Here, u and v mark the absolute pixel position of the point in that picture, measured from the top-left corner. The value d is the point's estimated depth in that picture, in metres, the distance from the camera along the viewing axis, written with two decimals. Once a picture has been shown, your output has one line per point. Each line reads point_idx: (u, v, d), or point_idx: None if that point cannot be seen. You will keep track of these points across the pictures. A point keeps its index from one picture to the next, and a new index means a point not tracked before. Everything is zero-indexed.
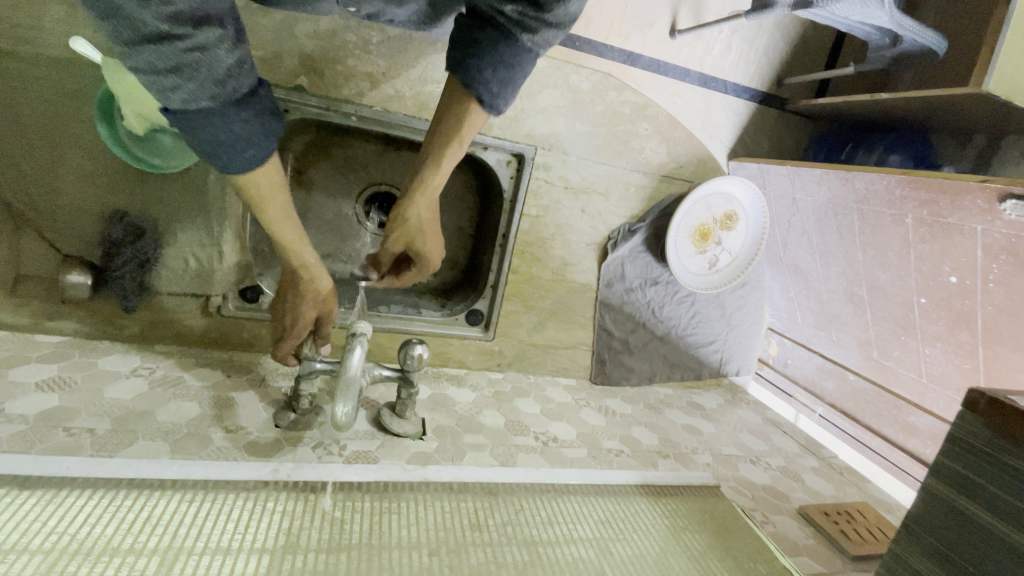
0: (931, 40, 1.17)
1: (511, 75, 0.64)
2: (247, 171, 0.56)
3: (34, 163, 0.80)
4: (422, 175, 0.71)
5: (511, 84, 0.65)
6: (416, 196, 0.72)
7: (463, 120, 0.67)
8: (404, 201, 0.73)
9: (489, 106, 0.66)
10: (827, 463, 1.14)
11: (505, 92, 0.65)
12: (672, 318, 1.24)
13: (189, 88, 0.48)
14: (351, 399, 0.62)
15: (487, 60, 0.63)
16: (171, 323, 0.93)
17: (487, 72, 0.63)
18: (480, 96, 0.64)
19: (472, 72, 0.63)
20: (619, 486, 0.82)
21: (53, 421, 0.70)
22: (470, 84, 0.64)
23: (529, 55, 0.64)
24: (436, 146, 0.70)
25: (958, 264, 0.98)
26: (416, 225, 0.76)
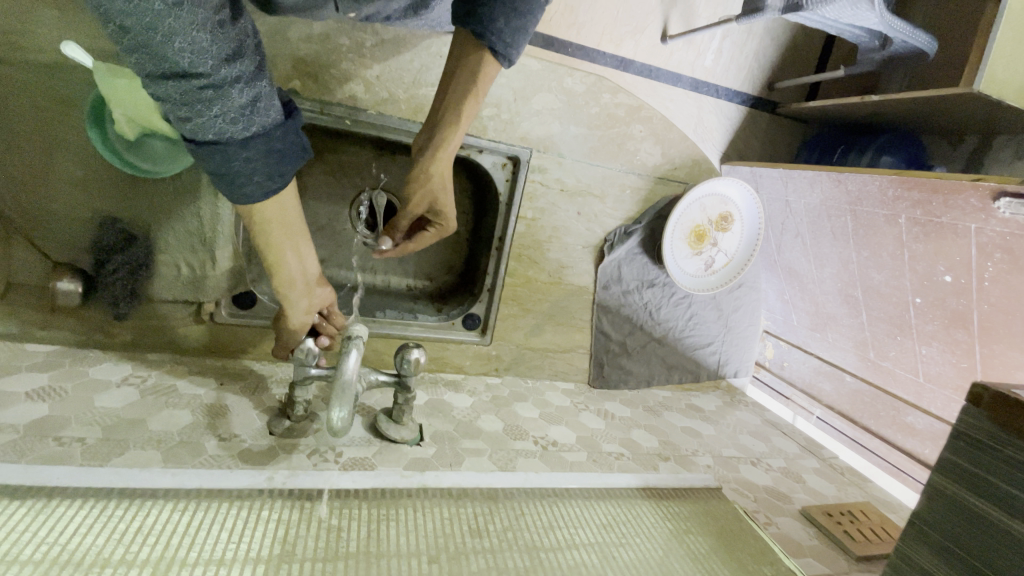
0: (920, 40, 1.18)
1: (523, 23, 0.67)
2: (260, 201, 0.56)
3: (23, 169, 0.79)
4: (442, 132, 0.75)
5: (522, 32, 0.68)
6: (437, 152, 0.75)
7: (479, 72, 0.72)
8: (424, 158, 0.76)
9: (502, 55, 0.70)
10: (828, 464, 1.13)
11: (517, 40, 0.68)
12: (670, 320, 1.23)
13: (201, 121, 0.48)
14: (347, 403, 0.62)
15: (499, 10, 0.66)
16: (164, 331, 0.91)
17: (499, 23, 0.67)
18: (494, 44, 0.68)
19: (485, 22, 0.67)
20: (620, 490, 0.81)
21: (42, 431, 0.69)
22: (485, 34, 0.67)
23: (541, 2, 0.67)
24: (452, 101, 0.74)
25: (953, 263, 0.99)
26: (438, 183, 0.78)
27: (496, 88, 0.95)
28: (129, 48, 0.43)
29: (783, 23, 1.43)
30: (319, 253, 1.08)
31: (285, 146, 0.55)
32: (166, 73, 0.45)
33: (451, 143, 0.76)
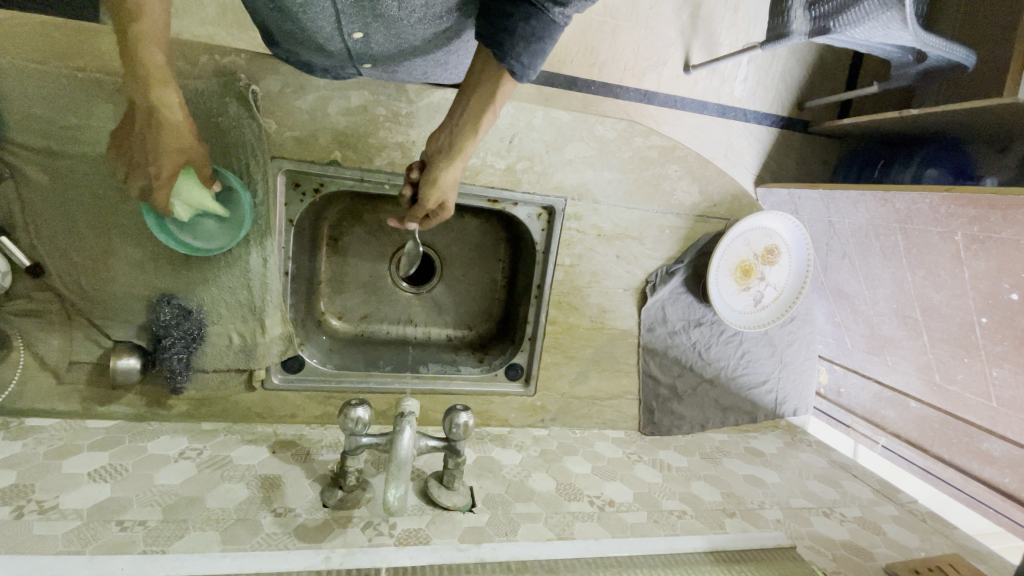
0: (957, 53, 1.11)
1: (543, 47, 0.62)
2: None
3: (84, 254, 0.82)
4: (461, 144, 0.69)
5: (543, 54, 0.62)
6: (454, 161, 0.71)
7: (502, 89, 0.67)
8: (442, 168, 0.71)
9: (520, 75, 0.64)
10: (907, 509, 1.05)
11: (535, 63, 0.62)
12: (720, 360, 1.18)
13: None
14: (403, 481, 0.61)
15: (519, 33, 0.60)
16: (217, 400, 0.93)
17: (518, 47, 0.61)
18: (511, 68, 0.62)
19: (502, 49, 0.61)
20: (687, 555, 0.78)
21: (106, 515, 0.70)
22: (502, 58, 0.62)
23: (559, 28, 0.62)
24: (467, 115, 0.68)
25: (1018, 280, 0.92)
26: (451, 187, 0.74)
27: (528, 141, 0.96)
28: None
29: (809, 44, 1.40)
30: (361, 309, 1.10)
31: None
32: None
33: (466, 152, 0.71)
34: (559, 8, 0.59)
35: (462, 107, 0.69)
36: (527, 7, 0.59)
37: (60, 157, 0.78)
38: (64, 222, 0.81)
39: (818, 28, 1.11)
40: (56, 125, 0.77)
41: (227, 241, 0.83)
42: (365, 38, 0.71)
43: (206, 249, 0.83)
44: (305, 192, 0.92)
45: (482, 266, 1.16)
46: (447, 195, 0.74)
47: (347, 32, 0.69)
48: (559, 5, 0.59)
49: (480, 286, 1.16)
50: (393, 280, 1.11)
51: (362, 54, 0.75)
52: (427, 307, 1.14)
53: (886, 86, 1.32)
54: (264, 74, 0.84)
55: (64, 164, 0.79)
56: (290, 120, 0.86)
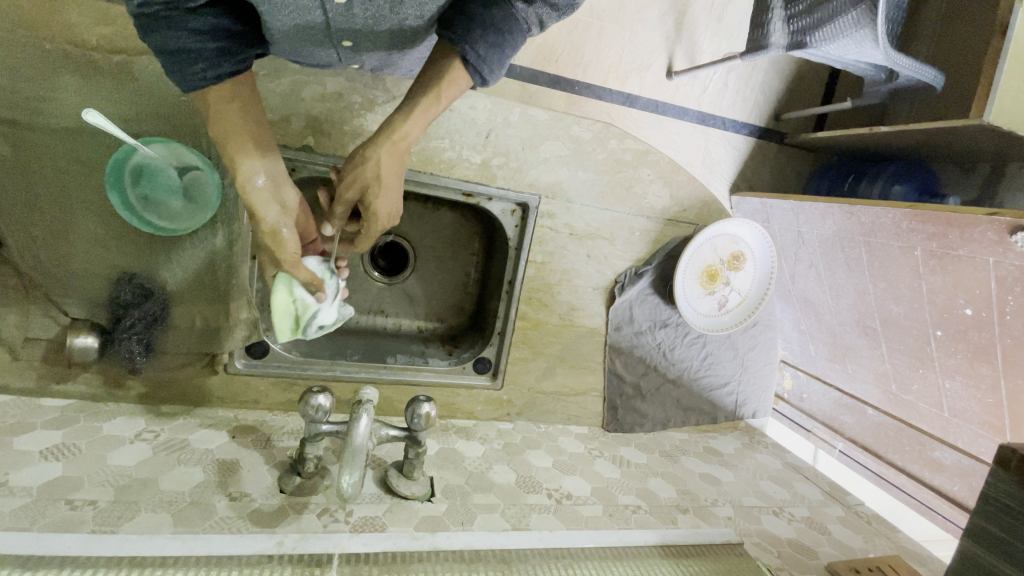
0: (925, 75, 1.15)
1: (501, 41, 0.63)
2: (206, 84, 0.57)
3: (44, 229, 0.80)
4: (394, 120, 0.64)
5: (501, 47, 0.63)
6: (380, 139, 0.63)
7: (451, 73, 0.64)
8: (366, 143, 0.64)
9: (474, 67, 0.64)
10: (854, 511, 1.09)
11: (491, 56, 0.63)
12: (684, 361, 1.21)
13: (164, 34, 0.53)
14: (357, 468, 0.61)
15: (479, 21, 0.62)
16: (178, 383, 0.92)
17: (476, 32, 0.61)
18: (466, 54, 0.62)
19: (461, 33, 0.62)
20: (638, 548, 0.80)
21: (55, 494, 0.69)
22: (458, 42, 0.62)
23: (519, 26, 0.64)
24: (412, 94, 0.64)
25: (972, 296, 0.96)
26: (372, 173, 0.64)
27: (504, 138, 0.97)
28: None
29: (787, 57, 1.44)
30: None
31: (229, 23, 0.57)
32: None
33: (398, 135, 0.64)
34: (522, 5, 0.63)
35: (409, 92, 0.65)
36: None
37: (19, 127, 0.76)
38: (24, 194, 0.79)
39: (795, 43, 1.14)
40: (17, 95, 0.75)
41: (193, 224, 0.84)
42: (354, 44, 0.72)
43: (171, 232, 0.82)
44: None
45: (455, 259, 1.16)
46: (364, 179, 0.64)
47: (338, 40, 0.70)
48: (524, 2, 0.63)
49: (453, 278, 1.17)
50: (365, 270, 1.11)
51: (351, 55, 0.76)
52: (398, 297, 1.14)
53: (859, 102, 1.36)
54: None
55: (24, 135, 0.76)
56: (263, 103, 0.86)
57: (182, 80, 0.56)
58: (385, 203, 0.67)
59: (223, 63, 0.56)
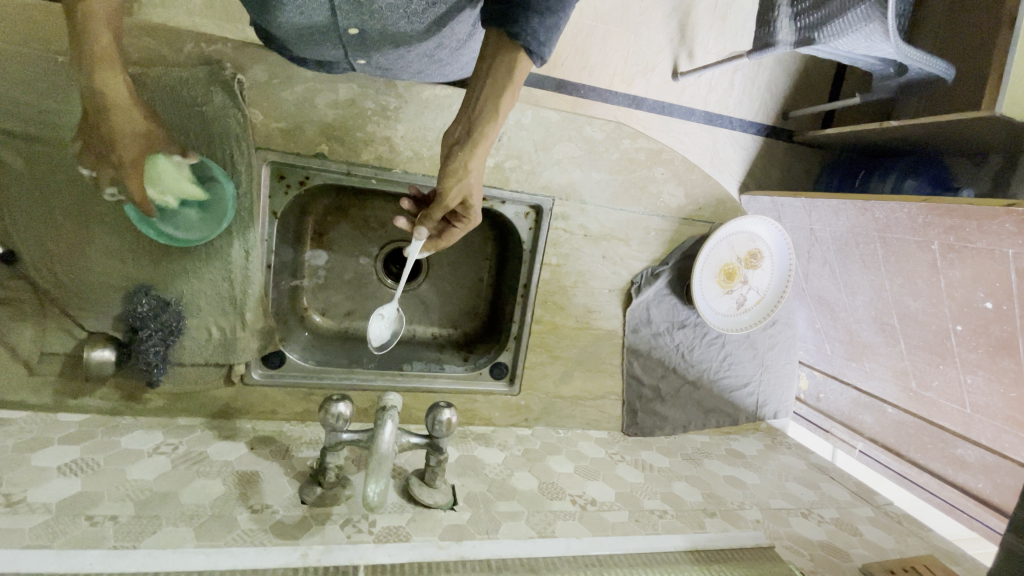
0: (937, 68, 1.13)
1: (557, 21, 0.62)
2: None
3: (59, 242, 0.80)
4: (484, 126, 0.66)
5: (557, 28, 0.62)
6: (479, 149, 0.67)
7: (518, 67, 0.65)
8: (465, 154, 0.67)
9: (538, 55, 0.63)
10: (883, 511, 1.07)
11: (552, 38, 0.62)
12: (703, 362, 1.19)
13: None
14: (383, 477, 0.59)
15: (533, 8, 0.60)
16: (195, 394, 0.91)
17: (534, 21, 0.60)
18: (529, 45, 0.61)
19: (519, 23, 0.60)
20: (668, 554, 0.78)
21: (75, 509, 0.68)
22: (519, 35, 0.60)
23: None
24: (488, 97, 0.65)
25: (992, 289, 0.94)
26: (476, 178, 0.70)
27: (517, 140, 0.96)
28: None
29: (794, 55, 1.43)
30: (346, 307, 1.10)
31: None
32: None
33: (488, 138, 0.68)
34: None
35: (480, 86, 0.65)
36: None
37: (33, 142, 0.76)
38: (42, 211, 0.79)
39: (803, 39, 1.14)
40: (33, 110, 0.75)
41: (208, 231, 0.83)
42: (360, 36, 0.72)
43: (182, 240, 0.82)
44: (289, 184, 0.91)
45: (469, 264, 1.15)
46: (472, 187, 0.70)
47: (343, 28, 0.69)
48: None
49: (466, 284, 1.16)
50: (379, 277, 1.11)
51: (358, 51, 0.75)
52: (412, 304, 1.13)
53: (868, 98, 1.35)
54: (251, 64, 0.83)
55: (38, 150, 0.76)
56: (276, 112, 0.85)
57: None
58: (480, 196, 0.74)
59: None
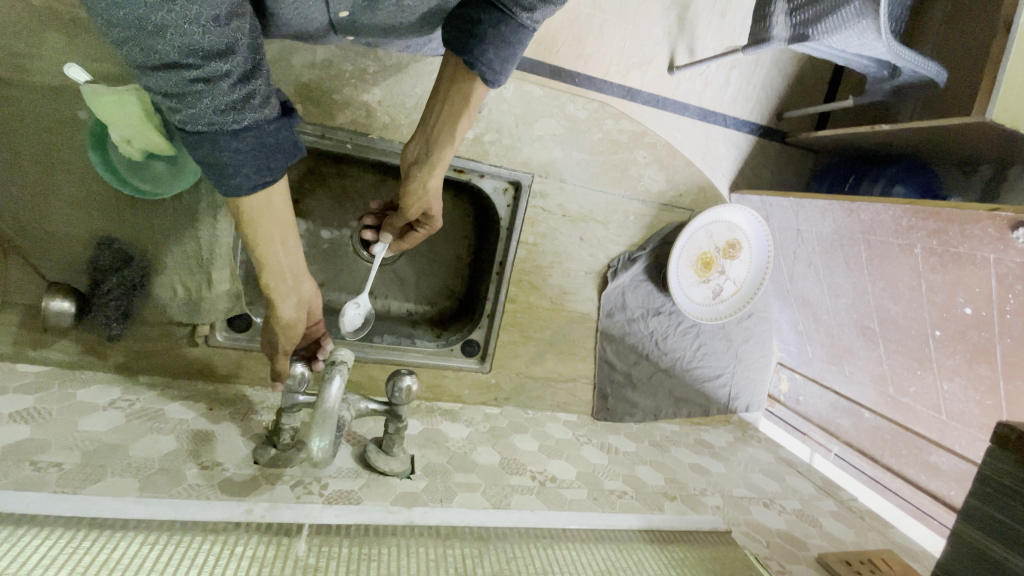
0: (929, 69, 1.12)
1: (512, 53, 0.66)
2: (244, 195, 0.54)
3: (23, 188, 0.79)
4: (440, 147, 0.74)
5: (512, 58, 0.67)
6: (435, 169, 0.75)
7: (474, 94, 0.72)
8: (422, 173, 0.75)
9: (492, 82, 0.68)
10: (846, 506, 1.07)
11: (506, 68, 0.67)
12: (676, 351, 1.20)
13: (191, 112, 0.47)
14: (328, 433, 0.58)
15: (489, 39, 0.64)
16: (156, 353, 0.90)
17: (489, 53, 0.65)
18: (483, 74, 0.66)
19: (475, 54, 0.65)
20: (623, 532, 0.77)
21: (21, 455, 0.66)
22: (474, 65, 0.66)
23: (528, 32, 0.66)
24: (445, 122, 0.74)
25: (972, 295, 0.94)
26: (433, 194, 0.78)
27: (497, 113, 0.95)
28: (118, 37, 0.43)
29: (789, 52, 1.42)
30: (319, 276, 1.08)
31: (276, 142, 0.53)
32: (155, 65, 0.44)
33: (445, 159, 0.76)
34: (526, 13, 0.64)
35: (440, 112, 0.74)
36: (497, 13, 0.63)
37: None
38: (4, 154, 0.77)
39: (797, 36, 1.12)
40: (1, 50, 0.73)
41: (179, 185, 0.81)
42: (350, 18, 0.67)
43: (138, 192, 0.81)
44: None
45: (447, 240, 1.14)
46: (430, 202, 0.78)
47: (335, 13, 0.65)
48: (526, 11, 0.64)
49: (444, 261, 1.15)
50: (354, 248, 1.08)
51: (347, 31, 0.71)
52: (388, 279, 1.11)
53: (861, 101, 1.33)
54: None
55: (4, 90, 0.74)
56: None
57: (221, 187, 0.52)
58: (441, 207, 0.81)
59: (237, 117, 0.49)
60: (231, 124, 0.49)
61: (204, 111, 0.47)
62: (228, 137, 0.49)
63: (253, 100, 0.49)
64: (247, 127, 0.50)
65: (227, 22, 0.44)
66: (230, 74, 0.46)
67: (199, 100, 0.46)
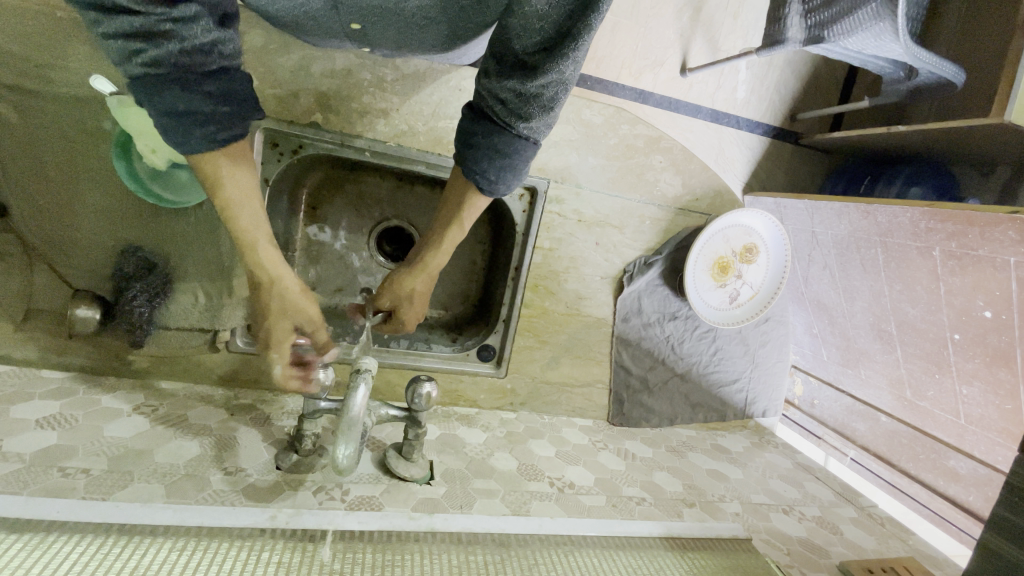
0: (948, 72, 1.10)
1: (508, 161, 0.64)
2: (212, 150, 0.54)
3: (50, 197, 0.80)
4: (426, 253, 0.73)
5: (511, 168, 0.65)
6: (417, 273, 0.74)
7: (472, 205, 0.70)
8: (405, 273, 0.74)
9: (488, 190, 0.67)
10: (866, 513, 1.06)
11: (503, 177, 0.65)
12: (693, 355, 1.19)
13: (157, 53, 0.47)
14: (354, 440, 0.58)
15: (485, 148, 0.64)
16: (177, 359, 0.90)
17: (483, 162, 0.64)
18: (479, 183, 0.66)
19: (470, 163, 0.65)
20: (642, 539, 0.77)
21: (49, 461, 0.67)
22: (470, 174, 0.66)
23: (525, 142, 0.65)
24: (439, 227, 0.73)
25: (993, 297, 0.93)
26: (408, 296, 0.75)
27: None
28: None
29: (804, 54, 1.41)
30: (335, 282, 1.08)
31: (240, 90, 0.54)
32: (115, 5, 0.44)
33: (432, 266, 0.74)
34: (522, 123, 0.63)
35: (437, 220, 0.75)
36: (492, 127, 0.64)
37: (28, 95, 0.75)
38: (32, 164, 0.78)
39: (813, 37, 1.10)
40: (27, 62, 0.74)
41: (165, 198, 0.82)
42: (363, 29, 0.68)
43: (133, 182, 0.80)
44: (282, 152, 0.89)
45: (462, 246, 1.13)
46: (403, 302, 0.75)
47: (348, 24, 0.66)
48: (524, 120, 0.63)
49: (458, 267, 1.14)
50: (370, 253, 1.10)
51: (362, 40, 0.73)
52: None
53: (875, 102, 1.31)
54: (248, 28, 0.81)
55: (32, 102, 0.76)
56: (272, 78, 0.84)
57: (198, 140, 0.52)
58: (415, 314, 0.78)
59: (208, 59, 0.49)
60: (199, 65, 0.49)
61: (171, 53, 0.47)
62: (198, 79, 0.50)
63: (219, 44, 0.50)
64: (215, 70, 0.51)
65: None
66: (198, 15, 0.47)
67: (167, 41, 0.46)
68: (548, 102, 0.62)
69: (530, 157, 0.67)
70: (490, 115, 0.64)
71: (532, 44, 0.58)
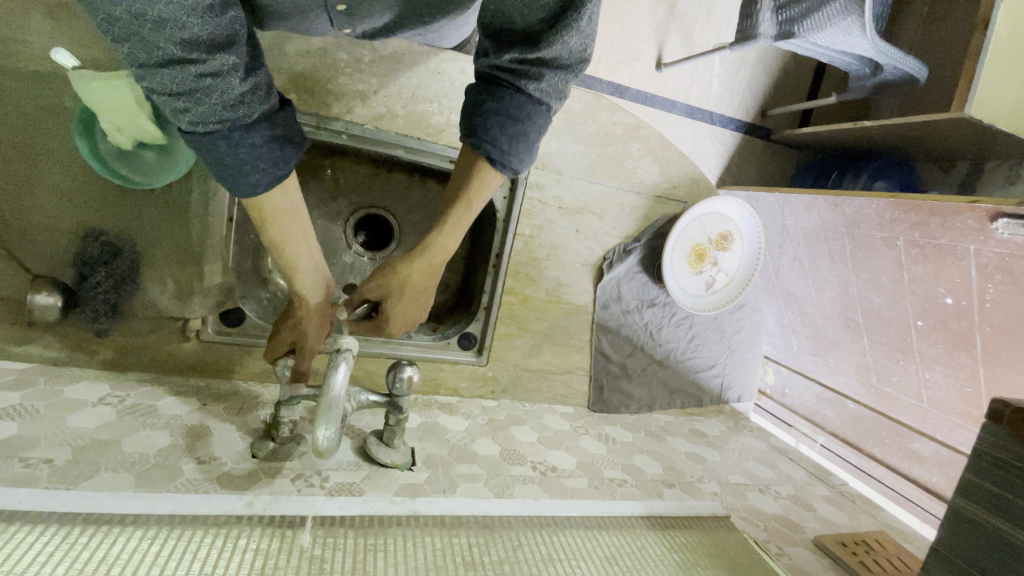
0: (909, 66, 1.14)
1: (520, 129, 0.62)
2: (263, 193, 0.51)
3: (8, 178, 0.76)
4: (428, 234, 0.67)
5: (522, 137, 0.62)
6: (416, 255, 0.67)
7: (482, 181, 0.66)
8: (399, 256, 0.68)
9: (501, 163, 0.64)
10: (838, 491, 1.09)
11: (516, 148, 0.63)
12: (670, 342, 1.22)
13: (199, 111, 0.43)
14: (334, 422, 0.56)
15: (495, 117, 0.61)
16: (145, 349, 0.87)
17: (494, 131, 0.62)
18: (489, 154, 0.62)
19: (479, 133, 0.62)
20: (625, 518, 0.77)
21: (8, 452, 0.64)
22: (479, 145, 0.63)
23: (538, 107, 0.62)
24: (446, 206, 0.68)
25: (953, 285, 0.96)
26: (400, 283, 0.68)
27: None
28: (120, 35, 0.39)
29: (774, 50, 1.45)
30: None
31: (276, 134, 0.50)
32: (159, 62, 0.40)
33: (434, 249, 0.68)
34: (533, 86, 0.60)
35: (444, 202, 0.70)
36: (502, 95, 0.61)
37: None
38: None
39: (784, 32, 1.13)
40: None
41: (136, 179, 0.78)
42: (347, 10, 0.67)
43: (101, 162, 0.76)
44: None
45: None
46: (393, 290, 0.68)
47: (331, 4, 0.65)
48: (534, 84, 0.61)
49: None
50: (347, 241, 1.08)
51: (344, 19, 0.71)
52: None
53: (844, 97, 1.36)
54: None
55: None
56: None
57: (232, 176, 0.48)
58: (404, 310, 0.70)
59: (251, 107, 0.46)
60: (242, 119, 0.46)
61: (213, 109, 0.44)
62: (243, 133, 0.46)
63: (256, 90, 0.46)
64: (257, 118, 0.47)
65: (225, 13, 0.41)
66: (237, 65, 0.43)
67: (207, 97, 0.43)
68: (558, 65, 0.60)
69: (543, 126, 0.64)
70: (500, 83, 0.62)
71: (533, 16, 0.56)
